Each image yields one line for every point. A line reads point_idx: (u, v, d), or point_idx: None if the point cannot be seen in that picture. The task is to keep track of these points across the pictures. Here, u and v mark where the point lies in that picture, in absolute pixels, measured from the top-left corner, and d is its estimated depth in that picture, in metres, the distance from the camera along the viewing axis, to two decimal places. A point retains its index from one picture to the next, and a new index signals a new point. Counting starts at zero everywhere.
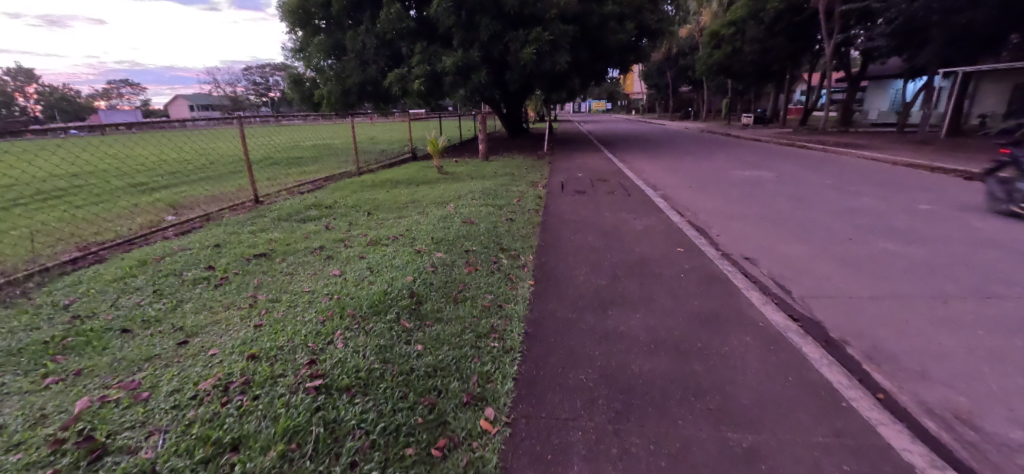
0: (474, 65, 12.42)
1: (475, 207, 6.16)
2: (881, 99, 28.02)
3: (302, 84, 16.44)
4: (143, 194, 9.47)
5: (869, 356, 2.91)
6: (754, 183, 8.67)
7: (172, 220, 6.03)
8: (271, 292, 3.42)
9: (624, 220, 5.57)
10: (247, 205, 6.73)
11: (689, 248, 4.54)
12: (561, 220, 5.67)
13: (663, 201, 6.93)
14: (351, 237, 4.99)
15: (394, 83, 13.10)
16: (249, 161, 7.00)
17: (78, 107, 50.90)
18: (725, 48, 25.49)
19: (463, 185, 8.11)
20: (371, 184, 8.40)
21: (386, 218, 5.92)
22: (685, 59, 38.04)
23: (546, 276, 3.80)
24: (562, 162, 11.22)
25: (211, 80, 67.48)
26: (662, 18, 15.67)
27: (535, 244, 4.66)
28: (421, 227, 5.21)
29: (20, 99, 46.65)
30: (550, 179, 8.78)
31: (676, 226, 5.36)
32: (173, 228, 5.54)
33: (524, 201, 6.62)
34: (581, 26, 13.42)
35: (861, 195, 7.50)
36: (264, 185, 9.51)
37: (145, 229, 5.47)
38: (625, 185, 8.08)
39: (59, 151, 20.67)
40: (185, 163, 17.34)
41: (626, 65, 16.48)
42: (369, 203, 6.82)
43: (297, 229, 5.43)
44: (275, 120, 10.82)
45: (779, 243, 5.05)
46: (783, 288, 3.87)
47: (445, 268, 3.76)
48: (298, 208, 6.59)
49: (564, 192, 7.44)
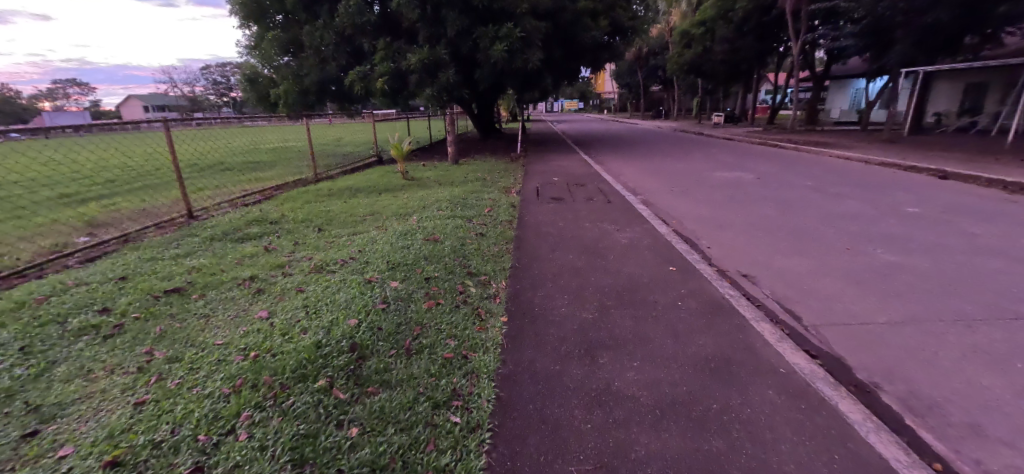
0: (442, 63, 11.72)
1: (441, 220, 5.49)
2: (843, 98, 28.75)
3: (258, 84, 15.37)
4: (69, 207, 8.43)
5: (908, 402, 2.39)
6: (736, 186, 8.31)
7: (84, 242, 5.17)
8: (174, 349, 2.71)
9: (605, 233, 5.01)
10: (179, 223, 5.91)
11: (681, 266, 4.01)
12: (536, 233, 5.08)
13: (645, 208, 6.43)
14: (293, 261, 4.27)
15: (356, 82, 12.26)
16: (181, 173, 6.14)
17: (18, 110, 47.28)
18: (695, 48, 25.52)
19: (430, 194, 7.42)
20: (328, 193, 7.62)
21: (339, 235, 5.22)
22: (656, 58, 38.30)
23: (522, 309, 3.19)
24: (536, 165, 10.68)
25: (168, 80, 64.16)
26: (635, 16, 15.34)
27: (508, 265, 4.05)
28: (375, 247, 4.51)
29: None
30: (524, 184, 8.21)
31: (663, 238, 4.84)
32: (78, 254, 4.68)
33: (496, 211, 6.00)
34: (553, 23, 12.88)
35: (845, 198, 7.23)
36: (208, 195, 8.58)
37: (45, 256, 4.62)
38: (604, 190, 7.58)
39: None
40: (128, 168, 15.98)
41: (599, 63, 16.11)
42: (321, 217, 6.08)
43: (230, 253, 4.64)
44: (232, 122, 9.84)
45: (776, 255, 4.59)
46: (791, 313, 3.37)
47: (401, 305, 3.12)
48: (238, 224, 5.77)
49: (539, 199, 6.86)
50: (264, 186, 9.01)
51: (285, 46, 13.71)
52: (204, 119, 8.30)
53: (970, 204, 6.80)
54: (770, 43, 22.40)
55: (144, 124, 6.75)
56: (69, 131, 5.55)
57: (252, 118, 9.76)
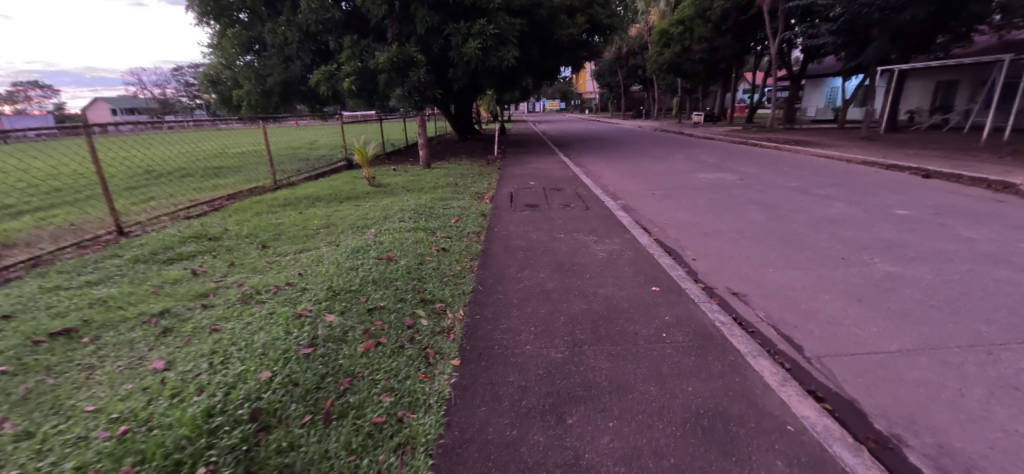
0: (413, 61, 11.14)
1: (401, 233, 4.95)
2: (819, 96, 29.05)
3: (220, 85, 14.51)
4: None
5: (941, 464, 1.97)
6: (719, 188, 7.95)
7: None
8: (30, 419, 2.13)
9: (580, 245, 4.53)
10: (105, 241, 5.27)
11: (664, 285, 3.55)
12: (505, 247, 4.58)
13: (625, 214, 5.98)
14: (219, 289, 3.68)
15: (322, 83, 11.57)
16: (107, 184, 5.46)
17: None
18: (675, 47, 25.37)
19: (395, 201, 6.84)
20: (283, 203, 6.99)
21: (284, 252, 4.65)
22: (636, 58, 38.37)
23: (481, 348, 2.68)
24: (512, 168, 10.21)
25: (138, 82, 61.99)
26: (614, 13, 14.95)
27: (469, 288, 3.53)
28: (318, 268, 3.94)
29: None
30: (497, 189, 7.71)
31: (645, 250, 4.39)
32: None
33: (464, 221, 5.48)
34: (529, 20, 12.40)
35: (832, 199, 6.93)
36: (154, 206, 7.86)
37: None
38: (582, 194, 7.14)
39: None
40: (80, 176, 14.98)
41: (578, 62, 15.75)
42: (268, 231, 5.49)
43: (149, 280, 4.01)
44: (209, 124, 9.21)
45: (767, 268, 4.17)
46: (791, 343, 2.93)
47: (332, 347, 2.57)
48: (170, 242, 5.13)
49: (512, 206, 6.34)
50: (218, 195, 8.33)
51: (246, 44, 12.93)
52: (152, 123, 7.60)
53: (958, 205, 6.55)
54: (748, 42, 22.34)
55: (69, 131, 6.01)
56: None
57: (225, 120, 9.08)
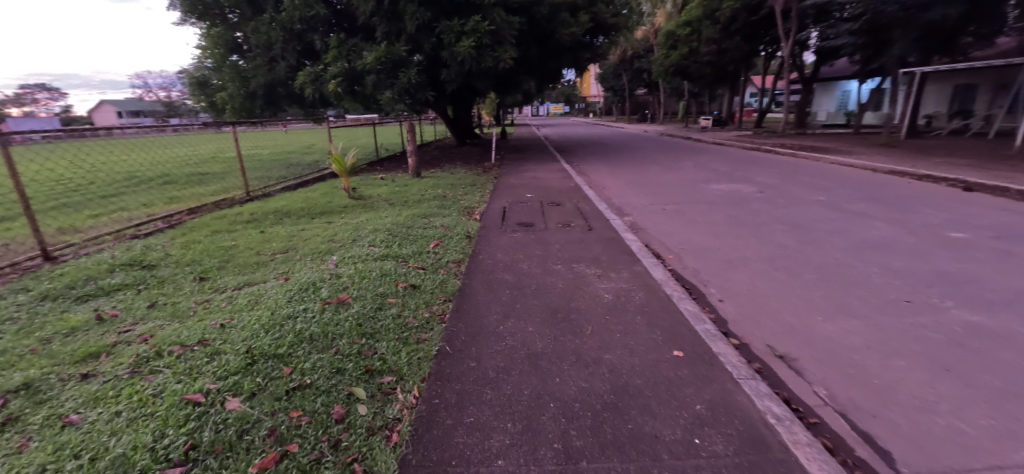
0: (403, 61, 10.37)
1: (365, 263, 4.11)
2: (830, 100, 28.08)
3: (207, 87, 13.84)
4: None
5: None
6: (737, 201, 7.05)
7: None
8: None
9: (578, 280, 3.64)
10: (24, 270, 4.55)
11: (687, 346, 2.65)
12: (486, 281, 3.72)
13: (632, 234, 5.08)
14: (119, 347, 2.92)
15: (307, 85, 10.81)
16: (27, 201, 4.72)
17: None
18: (682, 48, 24.45)
19: (370, 216, 6.02)
20: (246, 219, 6.22)
21: (221, 289, 3.84)
22: (641, 61, 37.70)
23: (431, 464, 1.83)
24: (508, 177, 9.37)
25: (144, 85, 62.15)
26: (619, 12, 14.11)
27: (434, 351, 2.66)
28: (245, 316, 3.13)
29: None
30: (488, 202, 6.86)
31: (659, 289, 3.49)
32: None
33: (444, 245, 4.63)
34: (527, 18, 11.58)
35: (871, 216, 6.00)
36: (111, 220, 7.15)
37: None
38: (582, 209, 6.25)
39: None
40: (61, 180, 14.42)
41: (580, 64, 14.94)
42: (214, 257, 4.72)
43: (42, 328, 3.28)
44: (206, 128, 8.72)
45: (814, 315, 3.26)
46: (875, 446, 2.03)
47: (211, 468, 1.77)
48: (95, 272, 4.40)
49: (501, 224, 5.46)
50: (183, 206, 7.61)
51: (230, 44, 12.24)
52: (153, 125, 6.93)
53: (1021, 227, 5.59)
54: (758, 44, 21.43)
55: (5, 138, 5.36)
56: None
57: (218, 124, 8.54)
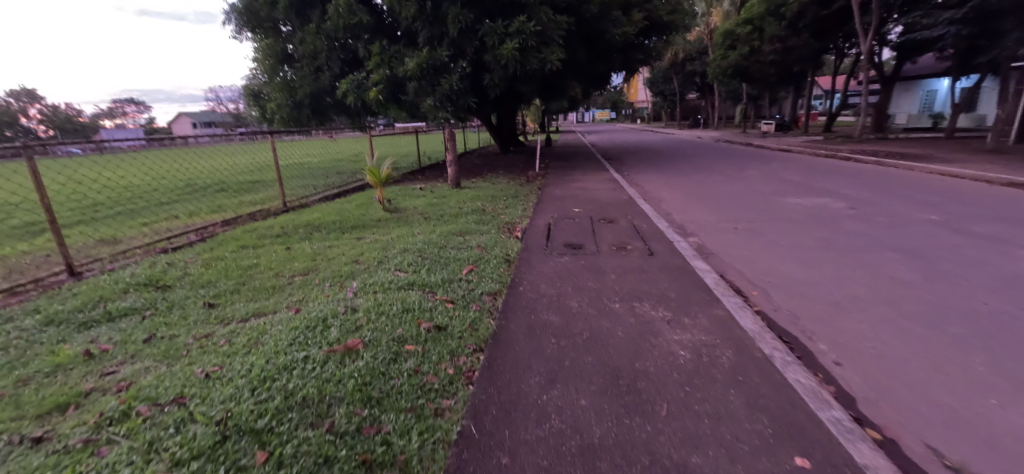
0: (444, 66, 9.94)
1: (387, 293, 3.52)
2: (911, 101, 25.33)
3: (260, 99, 14.11)
4: (5, 234, 7.12)
5: None
6: (826, 217, 5.93)
7: None
8: None
9: (643, 327, 2.85)
10: (43, 289, 4.35)
11: (814, 451, 1.80)
12: (527, 323, 2.99)
13: (702, 261, 4.18)
14: (88, 400, 2.47)
15: (350, 93, 10.61)
16: (54, 215, 4.56)
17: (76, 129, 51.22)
18: (741, 48, 22.80)
19: (402, 233, 5.48)
20: (275, 233, 5.89)
21: (225, 322, 3.38)
22: (693, 64, 36.01)
23: None
24: (554, 188, 8.67)
25: (214, 98, 66.96)
26: (675, 9, 13.12)
27: (451, 435, 1.97)
28: (237, 365, 2.60)
29: (25, 119, 46.97)
30: (531, 217, 6.17)
31: (753, 346, 2.62)
32: None
33: (479, 271, 3.97)
34: (576, 18, 10.88)
35: (1011, 242, 4.76)
36: (152, 230, 7.09)
37: None
38: (639, 227, 5.43)
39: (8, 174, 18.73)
40: (128, 186, 15.21)
41: (631, 66, 14.03)
42: (231, 278, 4.33)
43: (28, 365, 2.93)
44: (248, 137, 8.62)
45: (989, 393, 2.28)
46: None
47: None
48: (109, 293, 4.11)
49: (545, 245, 4.74)
50: (221, 217, 7.46)
51: (280, 55, 12.33)
52: (202, 135, 6.83)
53: None
54: (830, 40, 19.50)
55: (82, 143, 5.16)
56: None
57: (260, 134, 8.39)
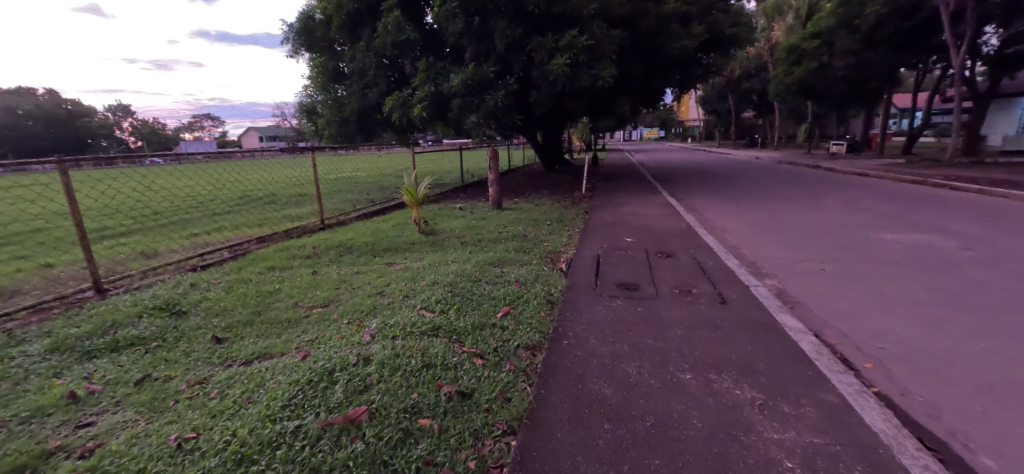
0: (490, 82, 9.60)
1: (407, 340, 3.00)
2: (1007, 121, 22.62)
3: (313, 114, 14.43)
4: (63, 241, 7.35)
5: None
6: (937, 260, 4.88)
7: None
8: None
9: (726, 415, 2.16)
10: (69, 307, 4.23)
11: None
12: (572, 399, 2.34)
13: (790, 316, 3.38)
14: (47, 466, 2.08)
15: (395, 110, 10.48)
16: (84, 231, 4.45)
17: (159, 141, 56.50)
18: (808, 64, 21.26)
19: (434, 260, 5.02)
20: (305, 254, 5.62)
21: (226, 366, 2.96)
22: (751, 82, 34.35)
23: None
24: (601, 212, 8.03)
25: (279, 114, 71.62)
26: (739, 22, 12.24)
27: None
28: (216, 434, 2.15)
29: (116, 132, 52.21)
30: (578, 247, 5.55)
31: (892, 463, 1.85)
32: None
33: (516, 315, 3.38)
34: (630, 32, 10.30)
35: None
36: (193, 243, 7.07)
37: None
38: (703, 264, 4.68)
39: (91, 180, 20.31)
40: (187, 196, 15.96)
41: (688, 82, 13.20)
42: (249, 306, 4.00)
43: (10, 405, 2.61)
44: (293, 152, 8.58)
45: None
46: None
47: None
48: (123, 316, 3.86)
49: (593, 284, 4.10)
50: (259, 233, 7.35)
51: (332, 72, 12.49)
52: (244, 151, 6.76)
53: None
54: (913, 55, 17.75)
55: (162, 155, 5.06)
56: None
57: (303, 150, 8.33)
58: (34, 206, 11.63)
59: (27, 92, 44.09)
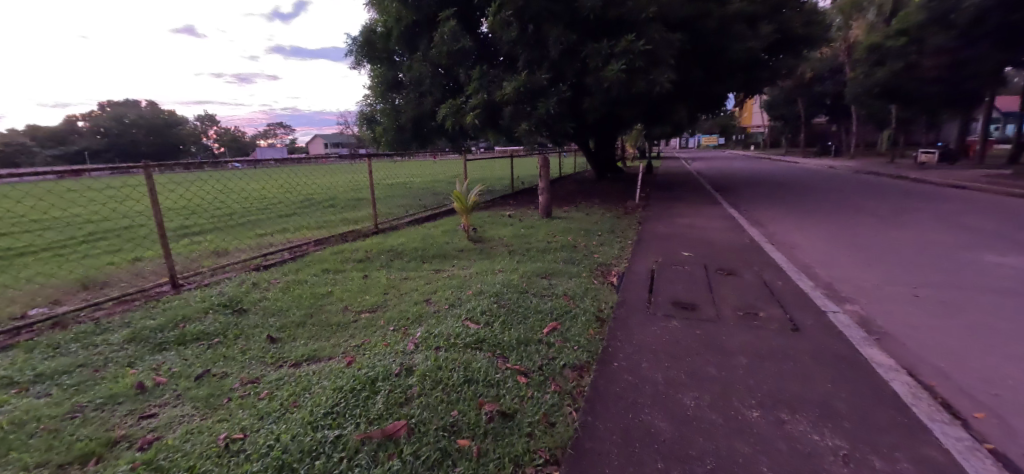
0: (542, 89, 9.51)
1: (451, 353, 2.92)
2: None
3: (372, 122, 15.01)
4: (150, 238, 8.07)
5: None
6: None
7: (19, 320, 4.04)
8: None
9: (801, 463, 1.89)
10: (147, 301, 4.57)
11: None
12: (620, 431, 2.15)
13: (877, 350, 2.97)
14: (111, 454, 2.20)
15: (448, 117, 10.64)
16: (163, 230, 4.79)
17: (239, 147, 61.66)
18: (892, 64, 19.46)
19: (481, 269, 4.97)
20: (358, 257, 5.79)
21: (274, 367, 3.03)
22: (824, 85, 31.99)
23: None
24: (655, 223, 7.67)
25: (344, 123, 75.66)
26: (813, 20, 11.36)
27: None
28: (262, 437, 2.17)
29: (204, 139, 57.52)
30: (630, 260, 5.30)
31: None
32: None
33: (563, 331, 3.22)
34: (691, 35, 9.87)
35: None
36: (259, 244, 7.51)
37: None
38: (770, 284, 4.29)
39: (180, 182, 22.37)
40: (258, 198, 17.14)
41: (754, 86, 12.42)
42: (302, 307, 4.14)
43: (88, 391, 2.81)
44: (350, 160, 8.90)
45: None
46: None
47: None
48: (192, 312, 4.11)
49: (646, 302, 3.86)
50: (318, 235, 7.71)
51: (390, 82, 12.90)
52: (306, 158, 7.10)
53: None
54: None
55: (233, 161, 5.38)
56: (54, 177, 4.48)
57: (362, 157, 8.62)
58: (131, 205, 12.93)
59: (132, 104, 49.51)
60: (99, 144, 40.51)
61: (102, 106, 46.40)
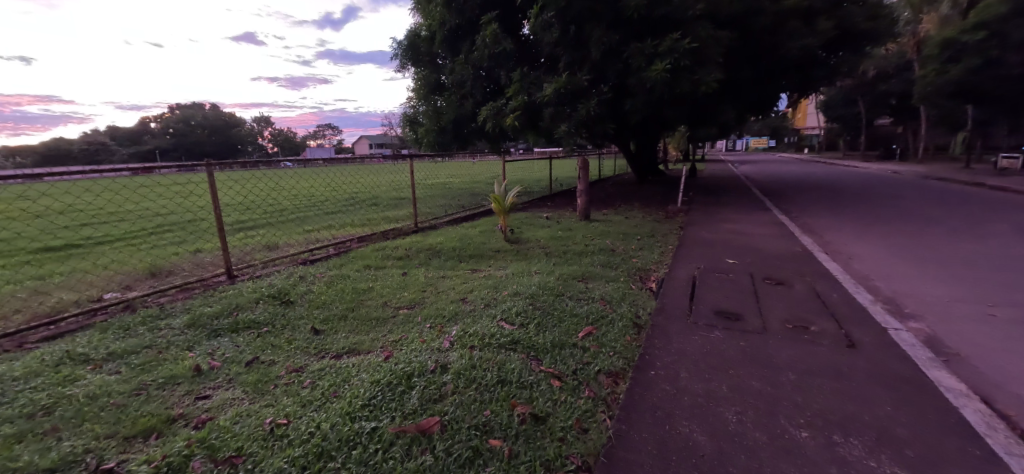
0: (583, 90, 9.42)
1: (485, 353, 2.94)
2: None
3: (415, 124, 15.35)
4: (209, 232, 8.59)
5: None
6: None
7: (95, 302, 4.42)
8: None
9: None
10: (205, 289, 4.88)
11: None
12: (657, 444, 2.08)
13: (946, 373, 2.72)
14: (169, 431, 2.36)
15: (488, 119, 10.74)
16: (221, 224, 5.10)
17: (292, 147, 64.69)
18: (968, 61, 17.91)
19: (517, 270, 4.97)
20: (398, 255, 5.94)
21: (316, 358, 3.15)
22: (888, 84, 29.88)
23: None
24: (698, 228, 7.42)
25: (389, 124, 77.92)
26: (877, 15, 10.65)
27: None
28: (303, 424, 2.27)
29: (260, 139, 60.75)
30: (670, 266, 5.14)
31: None
32: (47, 330, 3.79)
33: (599, 336, 3.16)
34: (740, 33, 9.51)
35: None
36: (306, 239, 7.84)
37: (25, 322, 3.87)
38: (823, 297, 4.04)
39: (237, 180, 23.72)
40: (306, 196, 17.92)
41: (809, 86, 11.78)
42: (344, 301, 4.29)
43: (152, 371, 3.03)
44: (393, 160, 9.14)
45: None
46: None
47: None
48: (245, 301, 4.35)
49: (687, 309, 3.74)
50: (361, 232, 7.97)
51: (433, 84, 13.15)
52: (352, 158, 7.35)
53: None
54: None
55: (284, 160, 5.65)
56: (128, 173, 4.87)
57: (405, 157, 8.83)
58: (194, 200, 13.85)
59: (198, 106, 53.01)
60: (168, 143, 43.52)
61: (171, 109, 49.90)
